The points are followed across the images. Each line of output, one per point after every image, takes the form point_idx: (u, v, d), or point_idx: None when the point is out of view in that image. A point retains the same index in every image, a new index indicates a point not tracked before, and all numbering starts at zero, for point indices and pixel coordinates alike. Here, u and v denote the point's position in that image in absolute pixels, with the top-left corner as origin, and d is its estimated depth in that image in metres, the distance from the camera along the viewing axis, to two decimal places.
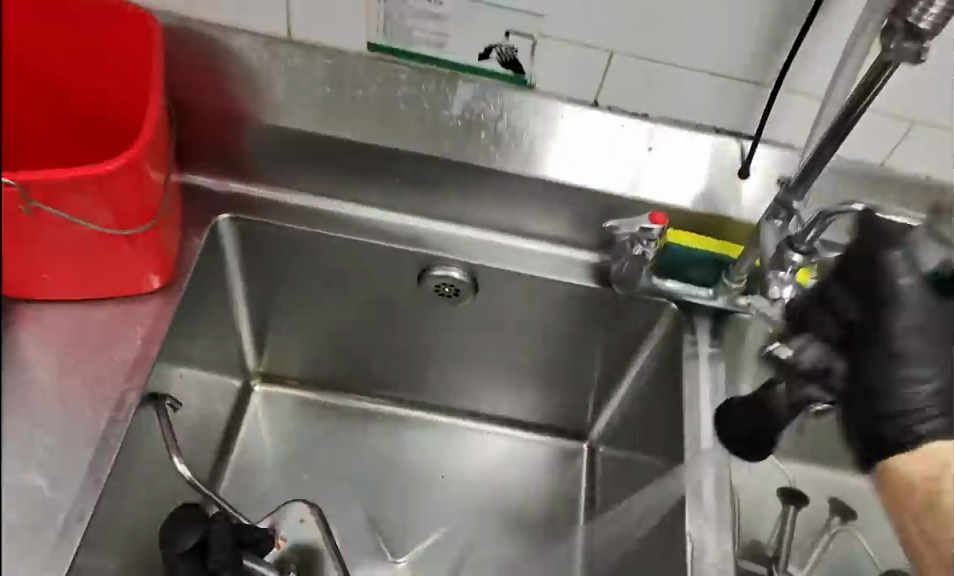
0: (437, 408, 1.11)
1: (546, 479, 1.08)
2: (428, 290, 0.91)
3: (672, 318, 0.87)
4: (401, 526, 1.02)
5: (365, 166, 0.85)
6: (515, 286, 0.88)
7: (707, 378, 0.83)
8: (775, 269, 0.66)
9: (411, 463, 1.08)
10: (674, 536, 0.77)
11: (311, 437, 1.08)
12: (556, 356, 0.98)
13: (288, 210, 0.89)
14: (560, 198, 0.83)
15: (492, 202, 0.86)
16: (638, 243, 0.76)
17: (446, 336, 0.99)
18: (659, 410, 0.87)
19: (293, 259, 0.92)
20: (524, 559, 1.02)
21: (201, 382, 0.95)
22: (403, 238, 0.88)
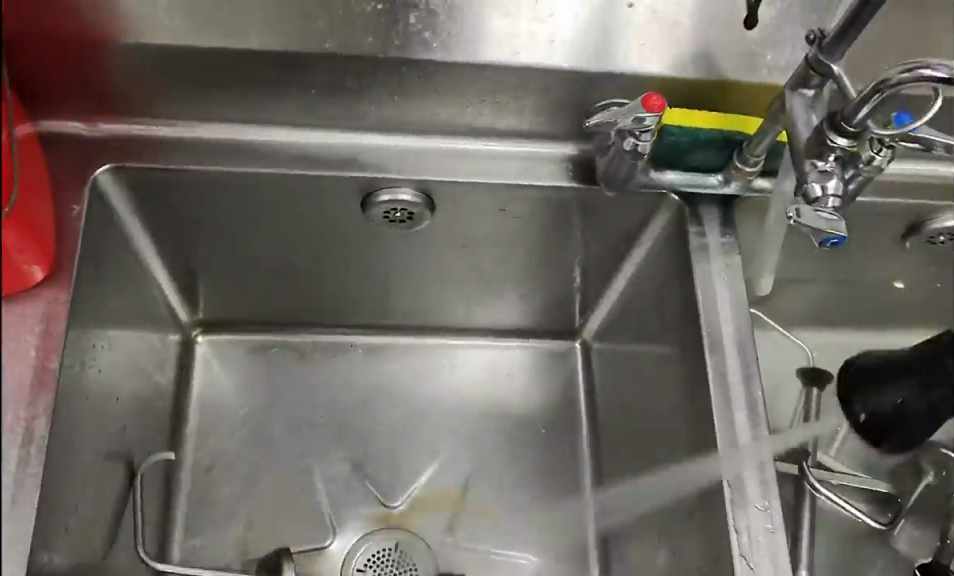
0: (411, 329, 0.98)
1: (542, 388, 0.97)
2: (376, 220, 0.75)
3: (675, 210, 0.73)
4: (391, 466, 0.91)
5: (267, 79, 0.66)
6: (482, 198, 0.73)
7: (723, 275, 0.71)
8: (811, 156, 0.53)
9: (391, 394, 0.95)
10: (706, 464, 0.67)
11: (274, 383, 0.94)
12: (538, 261, 0.84)
13: (184, 145, 0.70)
14: (523, 86, 0.66)
15: (438, 102, 0.68)
16: (629, 137, 0.61)
17: (407, 257, 0.83)
18: (670, 315, 0.74)
19: (203, 204, 0.74)
20: (532, 479, 0.92)
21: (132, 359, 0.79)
22: (333, 161, 0.70)
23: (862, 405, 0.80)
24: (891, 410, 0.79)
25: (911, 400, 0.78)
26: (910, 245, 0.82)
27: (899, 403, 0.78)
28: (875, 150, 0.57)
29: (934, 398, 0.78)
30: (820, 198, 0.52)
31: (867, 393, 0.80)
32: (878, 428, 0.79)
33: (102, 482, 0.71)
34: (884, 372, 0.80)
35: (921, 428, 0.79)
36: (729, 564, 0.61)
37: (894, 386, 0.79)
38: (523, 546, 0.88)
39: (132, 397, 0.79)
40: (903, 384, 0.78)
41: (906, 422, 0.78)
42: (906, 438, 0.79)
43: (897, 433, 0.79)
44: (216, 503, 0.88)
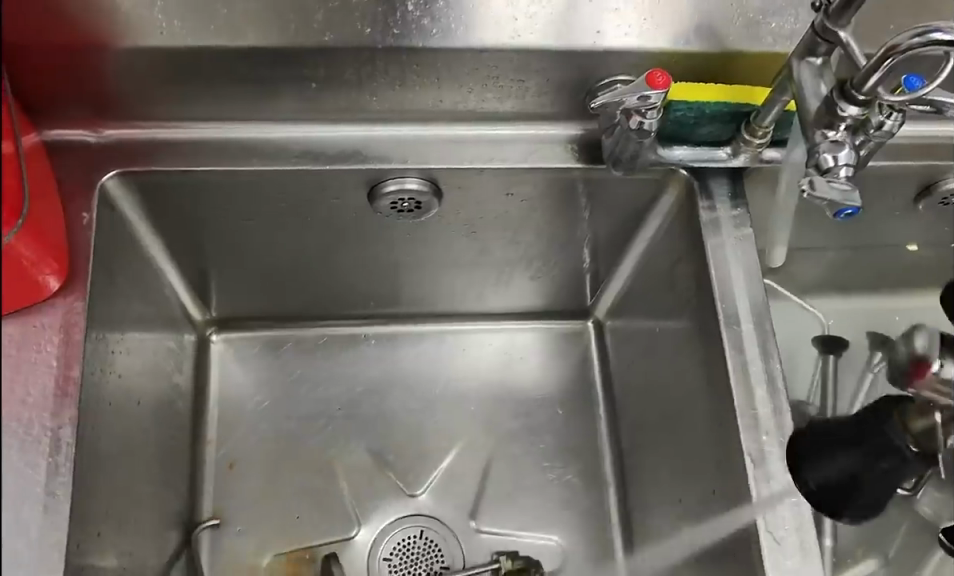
0: (423, 316, 0.98)
1: (557, 368, 0.97)
2: (384, 211, 0.74)
3: (684, 185, 0.73)
4: (412, 454, 0.92)
5: (268, 76, 0.66)
6: (488, 183, 0.72)
7: (735, 250, 0.70)
8: (821, 127, 0.53)
9: (408, 383, 0.96)
10: (727, 439, 0.66)
11: (290, 378, 0.95)
12: (547, 243, 0.84)
13: (188, 146, 0.70)
14: (524, 69, 0.65)
15: (439, 90, 0.68)
16: (634, 115, 0.60)
17: (416, 245, 0.83)
18: (683, 291, 0.74)
19: (210, 204, 0.73)
20: (551, 461, 0.92)
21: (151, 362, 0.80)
22: (338, 154, 0.70)
23: (813, 478, 0.61)
24: (836, 478, 0.60)
25: (861, 472, 0.59)
26: (922, 207, 0.79)
27: (842, 471, 0.60)
28: (884, 115, 0.56)
29: (866, 457, 0.59)
30: (832, 169, 0.51)
31: (816, 463, 0.61)
32: (827, 500, 0.61)
33: (129, 488, 0.72)
34: (830, 438, 0.61)
35: (886, 487, 0.60)
36: (755, 538, 0.61)
37: (834, 456, 0.60)
38: (547, 527, 0.89)
39: (152, 400, 0.79)
40: (846, 446, 0.60)
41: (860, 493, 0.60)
42: (884, 488, 0.60)
43: (858, 501, 0.60)
44: (241, 499, 0.88)
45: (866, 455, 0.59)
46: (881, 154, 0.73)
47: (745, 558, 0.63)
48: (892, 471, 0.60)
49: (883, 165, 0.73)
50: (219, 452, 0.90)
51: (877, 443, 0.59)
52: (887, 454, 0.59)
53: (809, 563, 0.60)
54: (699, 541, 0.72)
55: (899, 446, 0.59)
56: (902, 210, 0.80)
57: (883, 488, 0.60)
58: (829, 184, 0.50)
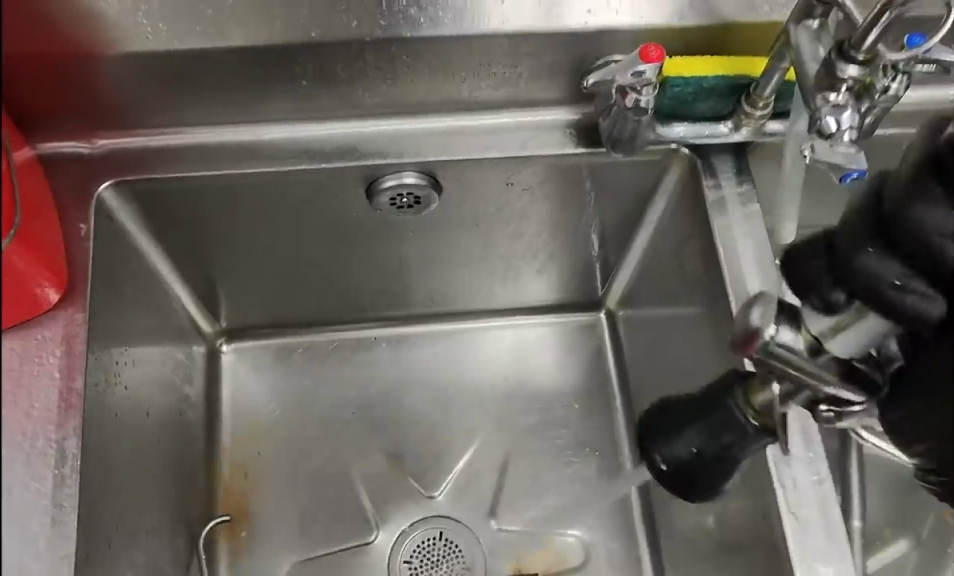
0: (433, 316, 0.97)
1: (571, 362, 0.96)
2: (384, 208, 0.74)
3: (687, 164, 0.71)
4: (427, 455, 0.91)
5: (257, 77, 0.65)
6: (486, 172, 0.71)
7: (743, 227, 0.68)
8: (822, 90, 0.51)
9: (421, 384, 0.95)
10: None
11: (302, 384, 0.94)
12: (552, 232, 0.82)
13: (184, 152, 0.70)
14: (516, 53, 0.64)
15: (431, 81, 0.67)
16: (630, 93, 0.58)
17: (420, 243, 0.82)
18: (692, 272, 0.72)
19: (210, 210, 0.73)
20: (568, 455, 0.91)
21: (159, 372, 0.79)
22: (334, 152, 0.69)
23: (659, 454, 0.53)
24: (691, 459, 0.51)
25: (704, 450, 0.50)
26: None
27: (692, 451, 0.51)
28: (888, 79, 0.55)
29: (713, 442, 0.50)
30: (836, 134, 0.50)
31: (663, 440, 0.52)
32: (683, 481, 0.53)
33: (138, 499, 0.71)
34: (678, 413, 0.52)
35: (722, 474, 0.52)
36: (777, 520, 0.60)
37: (684, 434, 0.51)
38: (566, 523, 0.88)
39: (161, 411, 0.79)
40: (697, 426, 0.50)
41: (705, 474, 0.51)
42: (725, 473, 0.52)
43: (708, 482, 0.52)
44: (257, 508, 0.88)
45: (709, 434, 0.50)
46: (889, 121, 0.71)
47: (769, 541, 0.61)
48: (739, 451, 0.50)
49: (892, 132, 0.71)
50: (234, 461, 0.90)
51: (715, 428, 0.50)
52: (728, 433, 0.49)
53: (834, 544, 0.58)
54: (722, 527, 0.70)
55: (748, 432, 0.49)
56: None
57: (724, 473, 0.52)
58: (831, 149, 0.49)
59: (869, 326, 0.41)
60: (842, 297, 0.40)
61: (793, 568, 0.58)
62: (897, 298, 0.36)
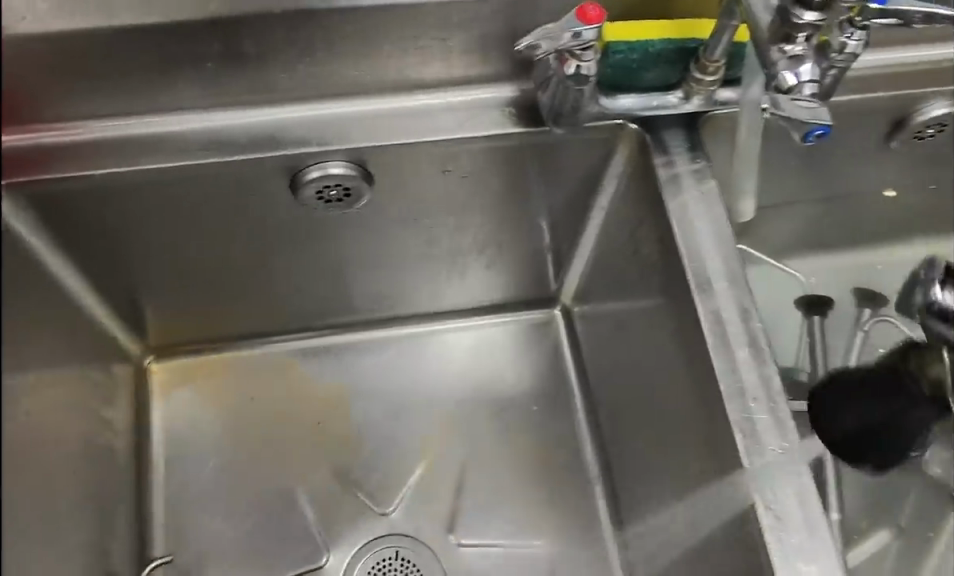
0: (377, 322, 0.89)
1: (527, 363, 0.90)
2: (311, 202, 0.68)
3: (634, 141, 0.66)
4: (378, 469, 0.84)
5: (156, 59, 0.59)
6: (419, 158, 0.65)
7: (700, 206, 0.63)
8: (777, 42, 0.46)
9: (368, 394, 0.88)
10: (712, 414, 0.59)
11: (239, 401, 0.87)
12: (497, 224, 0.77)
13: (83, 147, 0.63)
14: (442, 22, 0.59)
15: (353, 58, 0.61)
16: (569, 58, 0.53)
17: (356, 241, 0.76)
18: (648, 256, 0.67)
19: (118, 212, 0.66)
20: (530, 461, 0.85)
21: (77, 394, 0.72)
22: (251, 142, 0.63)
23: (838, 427, 0.65)
24: (863, 426, 0.64)
25: (869, 414, 0.63)
26: (896, 144, 0.73)
27: (861, 424, 0.64)
28: (847, 34, 0.52)
29: (892, 408, 0.62)
30: (795, 87, 0.45)
31: (823, 412, 0.66)
32: (878, 457, 0.67)
33: (54, 536, 0.63)
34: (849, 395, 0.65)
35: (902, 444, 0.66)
36: (754, 520, 0.55)
37: (847, 407, 0.65)
38: (532, 533, 0.82)
39: (78, 436, 0.71)
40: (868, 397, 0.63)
41: (897, 431, 0.63)
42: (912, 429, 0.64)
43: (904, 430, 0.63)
44: (194, 540, 0.80)
45: (886, 400, 0.62)
46: (845, 88, 0.67)
47: (746, 544, 0.56)
48: (912, 414, 0.62)
49: (848, 99, 0.67)
50: (167, 490, 0.82)
51: (887, 398, 0.62)
52: (902, 400, 0.61)
53: (816, 541, 0.53)
54: (694, 530, 0.65)
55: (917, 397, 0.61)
56: (876, 149, 0.73)
57: (896, 439, 0.64)
58: None
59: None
60: None
61: (775, 571, 0.52)
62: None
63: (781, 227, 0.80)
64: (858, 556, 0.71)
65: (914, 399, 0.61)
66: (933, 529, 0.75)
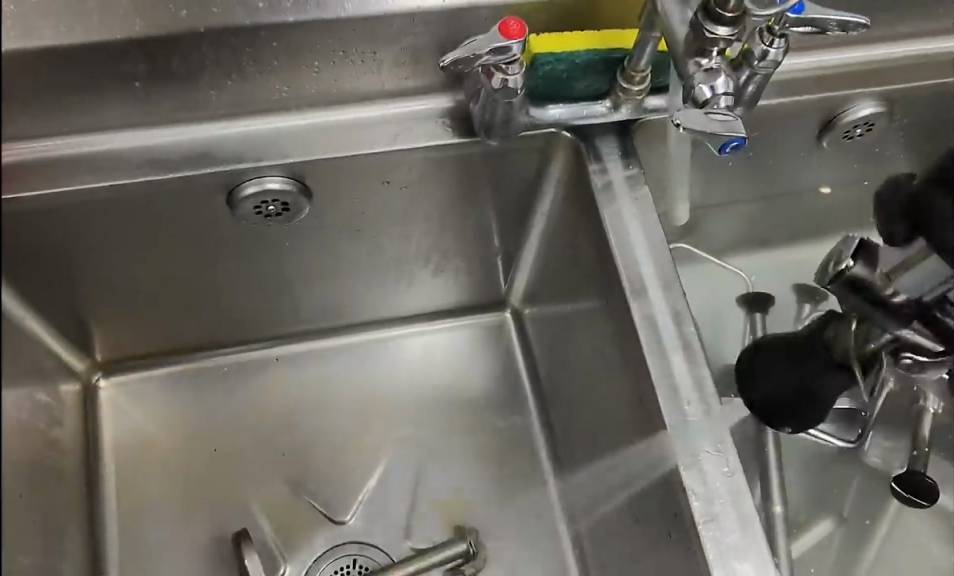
0: (328, 330, 0.89)
1: (480, 365, 0.91)
2: (250, 217, 0.67)
3: (569, 149, 0.67)
4: (333, 478, 0.84)
5: (85, 78, 0.58)
6: (357, 170, 0.66)
7: (633, 213, 0.64)
8: (693, 56, 0.50)
9: (321, 404, 0.88)
10: (650, 418, 0.60)
11: (189, 415, 0.86)
12: (441, 233, 0.77)
13: (17, 169, 0.61)
14: (373, 36, 0.60)
15: (284, 74, 0.62)
16: (495, 72, 0.55)
17: (300, 253, 0.76)
18: (587, 261, 0.68)
19: (54, 234, 0.65)
20: (485, 464, 0.86)
21: (27, 416, 0.70)
22: (187, 160, 0.63)
23: (760, 397, 0.66)
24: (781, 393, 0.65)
25: (799, 379, 0.63)
26: (827, 143, 0.74)
27: (773, 394, 0.65)
28: (766, 42, 0.53)
29: (801, 375, 0.63)
30: (711, 100, 0.49)
31: (762, 377, 0.66)
32: (781, 419, 0.67)
33: (14, 561, 0.63)
34: (772, 360, 0.65)
35: (819, 409, 0.65)
36: (690, 520, 0.56)
37: (767, 373, 0.65)
38: (489, 535, 0.82)
39: (28, 456, 0.70)
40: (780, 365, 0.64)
41: (812, 403, 0.64)
42: (821, 402, 0.64)
43: (806, 413, 0.65)
44: (148, 558, 0.80)
45: (798, 368, 0.63)
46: (774, 90, 0.69)
47: (684, 544, 0.57)
48: (828, 380, 0.62)
49: (780, 102, 0.69)
50: (119, 509, 0.81)
51: (803, 359, 0.63)
52: (815, 364, 0.62)
53: (750, 539, 0.55)
54: (638, 531, 0.66)
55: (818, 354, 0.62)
56: (809, 149, 0.75)
57: (816, 402, 0.64)
58: (708, 116, 0.47)
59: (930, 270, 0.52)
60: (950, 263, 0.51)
61: (710, 570, 0.54)
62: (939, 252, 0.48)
63: (721, 227, 0.82)
64: (800, 548, 0.74)
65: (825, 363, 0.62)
66: (873, 517, 0.77)
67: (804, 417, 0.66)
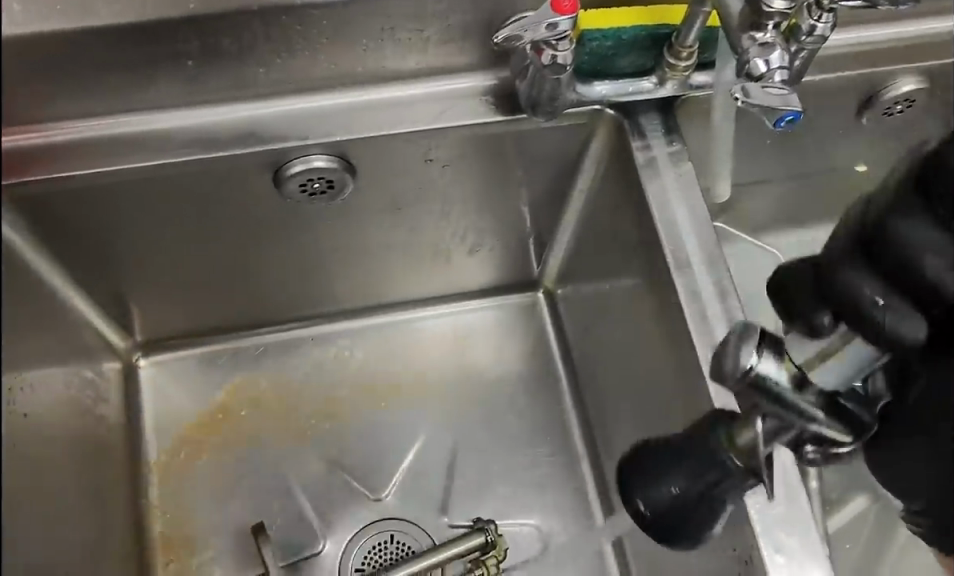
0: (363, 309, 0.90)
1: (513, 345, 0.91)
2: (294, 196, 0.68)
3: (611, 126, 0.67)
4: (371, 456, 0.85)
5: (135, 56, 0.59)
6: (400, 148, 0.66)
7: (676, 188, 0.64)
8: (748, 29, 0.51)
9: (357, 382, 0.89)
10: (693, 394, 0.61)
11: (228, 393, 0.87)
12: (479, 213, 0.78)
13: (64, 148, 0.63)
14: (419, 14, 0.60)
15: (331, 52, 0.62)
16: (545, 49, 0.56)
17: (340, 233, 0.76)
18: (627, 239, 0.69)
19: (104, 212, 0.66)
20: (520, 442, 0.87)
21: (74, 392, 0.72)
22: (235, 139, 0.64)
23: (643, 498, 0.45)
24: (671, 503, 0.44)
25: (689, 493, 0.43)
26: (866, 120, 0.74)
27: (680, 498, 0.44)
28: (815, 17, 0.53)
29: (706, 486, 0.43)
30: (765, 74, 0.50)
31: (646, 481, 0.44)
32: (669, 524, 0.45)
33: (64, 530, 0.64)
34: (659, 451, 0.45)
35: (697, 529, 0.45)
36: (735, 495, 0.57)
37: (669, 469, 0.44)
38: (524, 511, 0.84)
39: (78, 430, 0.72)
40: (681, 466, 0.43)
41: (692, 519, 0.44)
42: (696, 528, 0.45)
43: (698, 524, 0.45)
44: (191, 534, 0.81)
45: (693, 476, 0.43)
46: (815, 68, 0.69)
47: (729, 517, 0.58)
48: (722, 494, 0.44)
49: (820, 78, 0.69)
50: (161, 485, 0.83)
51: (702, 473, 0.43)
52: (711, 475, 0.43)
53: (796, 512, 0.55)
54: None
55: (731, 472, 0.43)
56: (848, 127, 0.75)
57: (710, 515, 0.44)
58: (764, 90, 0.49)
59: (861, 353, 0.43)
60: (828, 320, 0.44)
61: (756, 543, 0.55)
62: (876, 318, 0.39)
63: (756, 207, 0.82)
64: (836, 524, 0.74)
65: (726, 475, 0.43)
66: None
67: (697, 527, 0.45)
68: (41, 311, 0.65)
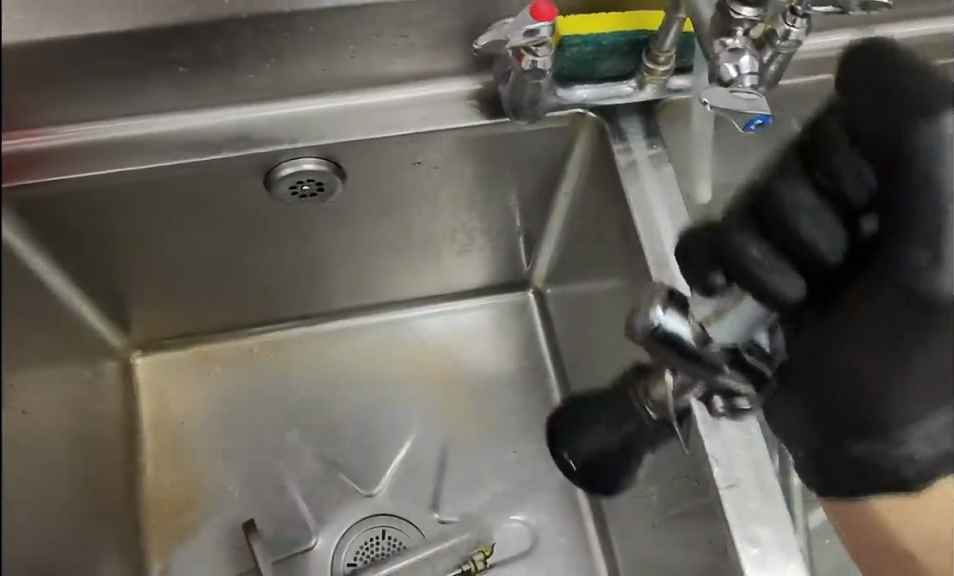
0: (356, 309, 0.92)
1: (503, 344, 0.93)
2: (286, 198, 0.70)
3: (594, 127, 0.69)
4: (363, 453, 0.87)
5: (131, 63, 0.61)
6: (387, 152, 0.68)
7: (656, 190, 0.66)
8: (719, 35, 0.53)
9: (350, 381, 0.90)
10: None
11: (224, 392, 0.89)
12: (467, 215, 0.79)
13: (63, 152, 0.64)
14: (405, 21, 0.62)
15: (320, 59, 0.64)
16: (525, 55, 0.57)
17: (332, 234, 0.78)
18: (611, 240, 0.70)
19: (101, 214, 0.68)
20: (509, 439, 0.88)
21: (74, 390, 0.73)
22: (228, 143, 0.66)
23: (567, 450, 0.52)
24: (595, 454, 0.50)
25: (610, 445, 0.50)
26: None
27: (603, 452, 0.50)
28: (790, 23, 0.55)
29: (627, 432, 0.49)
30: (736, 79, 0.52)
31: (569, 434, 0.51)
32: (593, 474, 0.52)
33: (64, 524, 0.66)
34: (588, 406, 0.51)
35: (626, 461, 0.51)
36: (712, 489, 0.58)
37: (593, 428, 0.50)
38: (514, 508, 0.85)
39: (78, 427, 0.74)
40: (602, 419, 0.49)
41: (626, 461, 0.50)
42: (619, 471, 0.52)
43: (618, 474, 0.52)
44: (187, 529, 0.83)
45: (614, 426, 0.49)
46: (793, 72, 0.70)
47: (706, 511, 0.59)
48: (642, 447, 0.50)
49: (797, 82, 0.71)
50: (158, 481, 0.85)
51: (620, 420, 0.49)
52: (629, 424, 0.48)
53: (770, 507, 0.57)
54: (657, 502, 0.68)
55: (645, 423, 0.48)
56: None
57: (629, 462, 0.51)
58: (733, 95, 0.51)
59: (748, 312, 0.39)
60: (721, 279, 0.38)
61: (732, 537, 0.56)
62: (755, 276, 0.35)
63: None
64: None
65: (641, 423, 0.49)
66: None
67: (620, 469, 0.52)
68: (40, 311, 0.67)
